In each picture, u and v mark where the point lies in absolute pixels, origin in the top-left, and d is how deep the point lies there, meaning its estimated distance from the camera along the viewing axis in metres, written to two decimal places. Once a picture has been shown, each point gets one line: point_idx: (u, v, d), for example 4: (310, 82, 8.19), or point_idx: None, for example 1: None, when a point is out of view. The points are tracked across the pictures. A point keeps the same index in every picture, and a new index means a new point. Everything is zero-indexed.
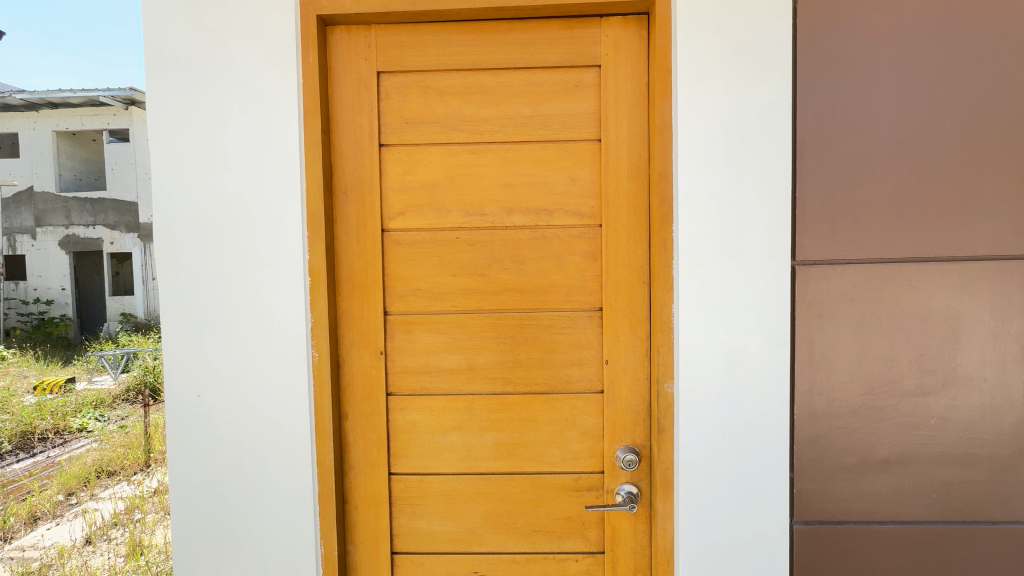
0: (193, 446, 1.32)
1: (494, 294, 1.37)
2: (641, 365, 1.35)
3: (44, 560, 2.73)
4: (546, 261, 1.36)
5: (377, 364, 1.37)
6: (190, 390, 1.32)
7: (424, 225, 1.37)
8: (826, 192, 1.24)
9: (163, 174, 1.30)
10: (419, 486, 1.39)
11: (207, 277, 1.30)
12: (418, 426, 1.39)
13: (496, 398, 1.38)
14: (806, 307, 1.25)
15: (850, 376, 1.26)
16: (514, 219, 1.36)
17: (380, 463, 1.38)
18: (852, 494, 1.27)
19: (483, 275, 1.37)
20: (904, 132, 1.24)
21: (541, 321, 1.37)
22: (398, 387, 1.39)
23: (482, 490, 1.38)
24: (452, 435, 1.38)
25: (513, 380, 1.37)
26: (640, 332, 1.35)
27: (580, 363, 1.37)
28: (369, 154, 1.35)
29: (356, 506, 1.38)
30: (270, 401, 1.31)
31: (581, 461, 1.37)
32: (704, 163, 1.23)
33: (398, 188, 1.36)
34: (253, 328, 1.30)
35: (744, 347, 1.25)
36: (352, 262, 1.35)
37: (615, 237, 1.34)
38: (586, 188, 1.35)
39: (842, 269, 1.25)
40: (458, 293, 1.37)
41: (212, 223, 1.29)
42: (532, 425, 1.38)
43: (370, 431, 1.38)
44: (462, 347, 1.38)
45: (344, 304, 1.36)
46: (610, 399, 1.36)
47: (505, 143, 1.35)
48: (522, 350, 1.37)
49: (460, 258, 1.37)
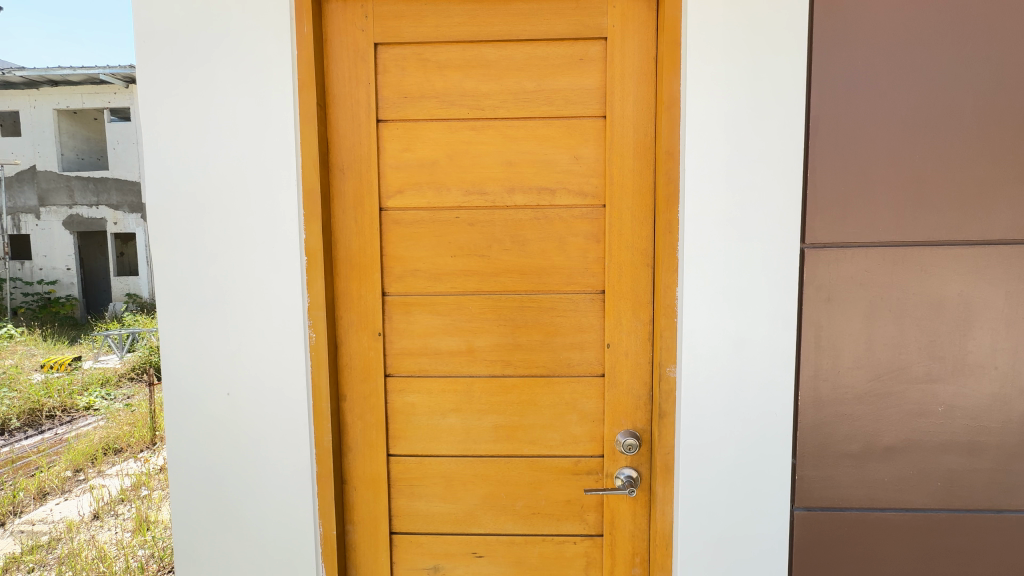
0: (193, 428, 1.32)
1: (495, 275, 1.34)
2: (643, 349, 1.33)
3: (53, 534, 2.82)
4: (548, 241, 1.33)
5: (375, 345, 1.35)
6: (189, 371, 1.30)
7: (423, 204, 1.33)
8: (839, 172, 1.20)
9: (156, 149, 1.26)
10: (418, 467, 1.39)
11: (202, 256, 1.27)
12: (417, 408, 1.38)
13: (496, 380, 1.36)
14: (813, 292, 1.22)
15: (857, 362, 1.23)
16: (515, 198, 1.32)
17: (379, 444, 1.38)
18: (855, 480, 1.26)
19: (484, 256, 1.34)
20: (922, 111, 1.18)
21: (542, 303, 1.34)
22: (396, 369, 1.37)
23: (482, 472, 1.38)
24: (452, 417, 1.37)
25: (513, 363, 1.36)
26: (643, 316, 1.32)
27: (581, 347, 1.34)
28: (367, 130, 1.30)
29: (355, 486, 1.38)
30: (268, 382, 1.30)
31: (581, 445, 1.36)
32: (714, 141, 1.19)
33: (396, 165, 1.32)
34: (250, 308, 1.28)
35: (750, 332, 1.23)
36: (350, 241, 1.33)
37: (620, 218, 1.30)
38: (589, 167, 1.31)
39: (853, 252, 1.21)
40: (458, 274, 1.34)
41: (206, 200, 1.26)
42: (532, 408, 1.36)
43: (369, 413, 1.37)
44: (461, 329, 1.35)
45: (341, 284, 1.33)
46: (611, 382, 1.34)
47: (507, 119, 1.31)
48: (523, 333, 1.35)
49: (460, 238, 1.33)
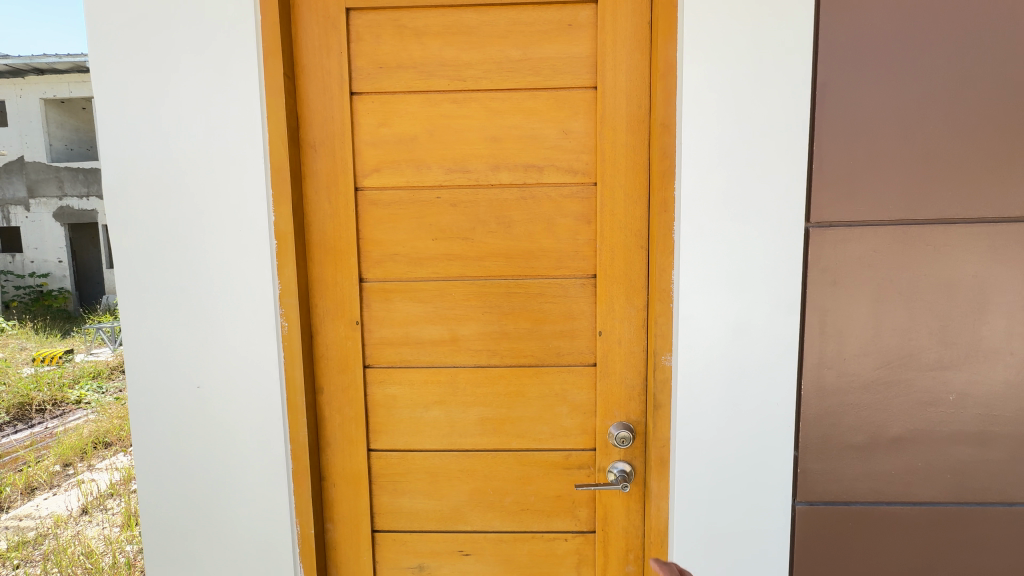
0: (159, 422, 1.24)
1: (479, 260, 1.26)
2: (637, 337, 1.25)
3: (39, 530, 2.76)
4: (536, 222, 1.24)
5: (353, 335, 1.28)
6: (155, 364, 1.22)
7: (401, 183, 1.24)
8: (847, 146, 1.11)
9: (112, 125, 1.17)
10: (400, 462, 1.32)
11: (165, 240, 1.19)
12: (398, 400, 1.30)
13: (482, 371, 1.28)
14: (819, 274, 1.14)
15: (864, 349, 1.16)
16: (500, 176, 1.23)
17: (359, 439, 1.30)
18: (860, 473, 1.19)
19: (467, 239, 1.25)
20: (937, 78, 1.10)
21: (530, 288, 1.26)
22: (376, 360, 1.30)
23: (467, 467, 1.31)
24: (435, 410, 1.30)
25: (499, 353, 1.28)
26: (637, 302, 1.24)
27: (571, 335, 1.27)
28: (340, 103, 1.21)
29: (334, 483, 1.31)
30: (238, 374, 1.22)
31: (571, 439, 1.29)
32: (713, 111, 1.10)
33: (372, 142, 1.23)
34: (218, 297, 1.20)
35: (750, 318, 1.15)
36: (324, 224, 1.24)
37: (612, 197, 1.21)
38: (579, 142, 1.22)
39: (861, 231, 1.13)
40: (440, 258, 1.26)
41: (167, 180, 1.17)
42: (520, 399, 1.29)
43: (347, 406, 1.30)
44: (444, 317, 1.28)
45: (315, 271, 1.25)
46: (603, 372, 1.26)
47: (490, 91, 1.21)
48: (509, 321, 1.27)
49: (442, 220, 1.25)
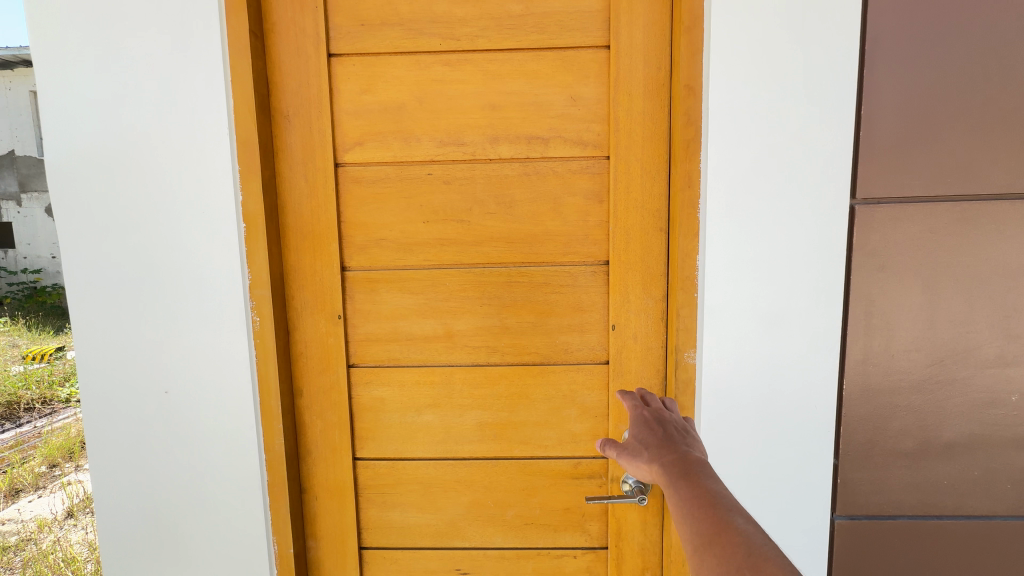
0: (116, 430, 1.10)
1: (476, 245, 1.11)
2: (656, 331, 1.11)
3: (21, 534, 2.61)
4: (540, 202, 1.10)
5: (334, 331, 1.13)
6: (111, 364, 1.08)
7: (388, 159, 1.09)
8: (900, 110, 0.97)
9: (55, 93, 1.02)
10: (389, 472, 1.18)
11: (120, 225, 1.05)
12: (387, 404, 1.16)
13: (480, 370, 1.14)
14: (865, 259, 0.99)
15: (915, 343, 1.02)
16: (500, 150, 1.08)
17: (343, 447, 1.16)
18: (908, 484, 1.05)
19: (463, 221, 1.11)
20: (1004, 31, 0.95)
21: (534, 277, 1.12)
22: (361, 358, 1.16)
23: (465, 478, 1.17)
24: (428, 414, 1.16)
25: (500, 350, 1.14)
26: (655, 292, 1.09)
27: (581, 330, 1.12)
28: (316, 67, 1.06)
29: (316, 496, 1.18)
30: (205, 376, 1.08)
31: (581, 445, 1.15)
32: (745, 70, 0.95)
33: (354, 111, 1.08)
34: (179, 288, 1.06)
35: (785, 309, 1.01)
36: (300, 205, 1.09)
37: (627, 173, 1.07)
38: (589, 110, 1.07)
39: (914, 209, 0.99)
40: (432, 243, 1.12)
41: (120, 156, 1.03)
42: (523, 402, 1.15)
43: (330, 411, 1.16)
44: (438, 310, 1.13)
45: (291, 258, 1.11)
46: (616, 371, 1.12)
47: (488, 52, 1.06)
48: (511, 314, 1.13)
49: (434, 200, 1.10)
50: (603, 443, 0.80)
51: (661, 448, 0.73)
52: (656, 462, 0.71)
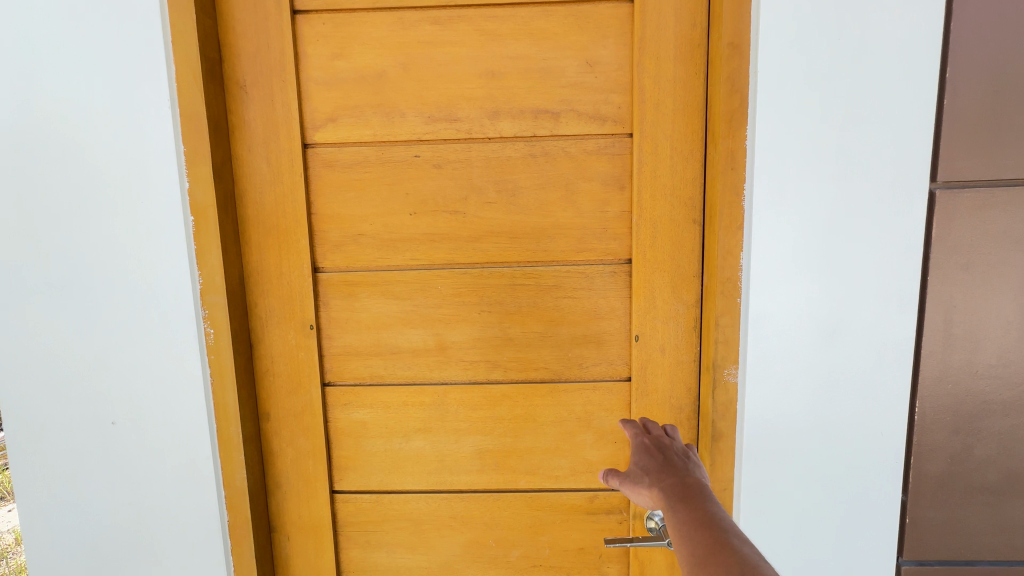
0: (47, 463, 0.92)
1: (473, 241, 0.93)
2: (687, 343, 0.93)
3: None
4: (550, 189, 0.92)
5: (306, 344, 0.96)
6: (37, 386, 0.91)
7: (366, 138, 0.91)
8: (996, 71, 0.78)
9: None
10: (374, 508, 1.01)
11: (42, 219, 0.87)
12: (369, 428, 0.99)
13: (479, 389, 0.97)
14: (947, 256, 0.82)
15: (1003, 357, 0.84)
16: (501, 127, 0.90)
17: (319, 479, 0.99)
18: (992, 525, 0.88)
19: (457, 213, 0.93)
20: None
21: (542, 279, 0.94)
22: (339, 376, 0.98)
23: (462, 514, 1.00)
24: (418, 440, 0.99)
25: (502, 365, 0.96)
26: (687, 296, 0.92)
27: (598, 341, 0.95)
28: (277, 26, 0.88)
29: (288, 536, 1.01)
30: (152, 399, 0.91)
31: (598, 476, 0.98)
32: (803, 24, 0.77)
33: (325, 81, 0.90)
34: (117, 295, 0.88)
35: (848, 317, 0.83)
36: (262, 195, 0.91)
37: (654, 153, 0.89)
38: (608, 78, 0.89)
39: (1009, 194, 0.80)
40: (420, 240, 0.94)
41: (41, 135, 0.85)
42: (530, 426, 0.98)
43: (302, 437, 0.98)
44: (428, 319, 0.96)
45: (253, 258, 0.93)
46: (640, 390, 0.95)
47: (486, 7, 0.88)
48: (515, 322, 0.95)
49: (422, 187, 0.92)
50: (607, 473, 0.67)
51: (666, 475, 0.62)
52: (660, 491, 0.60)
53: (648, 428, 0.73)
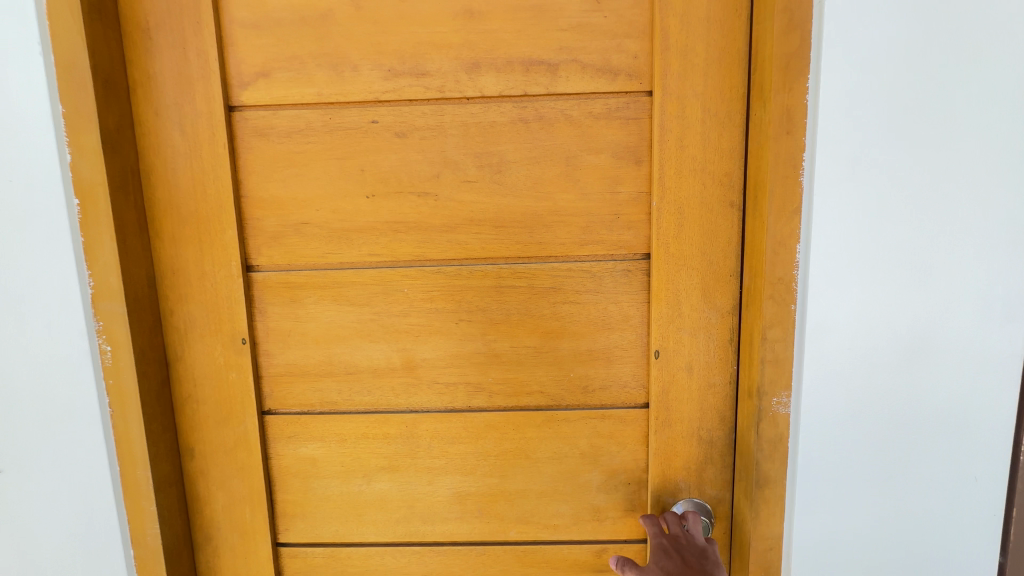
0: None
1: (448, 232, 0.73)
2: (721, 360, 0.73)
3: None
4: (545, 164, 0.71)
5: (237, 363, 0.75)
6: None
7: (308, 98, 0.70)
8: None
9: None
10: (328, 564, 0.81)
11: None
12: (321, 467, 0.79)
13: (457, 419, 0.77)
14: None
15: None
16: (482, 83, 0.70)
17: (258, 531, 0.79)
18: None
19: (427, 196, 0.72)
20: None
21: (536, 280, 0.74)
22: (281, 402, 0.78)
23: (438, 571, 0.81)
24: (382, 481, 0.79)
25: (486, 388, 0.77)
26: (721, 301, 0.71)
27: (606, 358, 0.75)
28: None
29: None
30: (30, 437, 0.70)
31: (607, 525, 0.79)
32: None
33: (252, 24, 0.69)
34: None
35: (937, 329, 0.63)
36: (175, 173, 0.71)
37: (680, 117, 0.68)
38: (621, 17, 0.68)
39: None
40: (380, 230, 0.73)
41: None
42: (521, 464, 0.78)
43: (236, 479, 0.78)
44: (392, 330, 0.75)
45: (167, 255, 0.73)
46: (661, 420, 0.75)
47: None
48: (502, 335, 0.75)
49: (382, 162, 0.72)
50: (619, 559, 0.68)
51: None
52: None
53: (663, 522, 0.72)
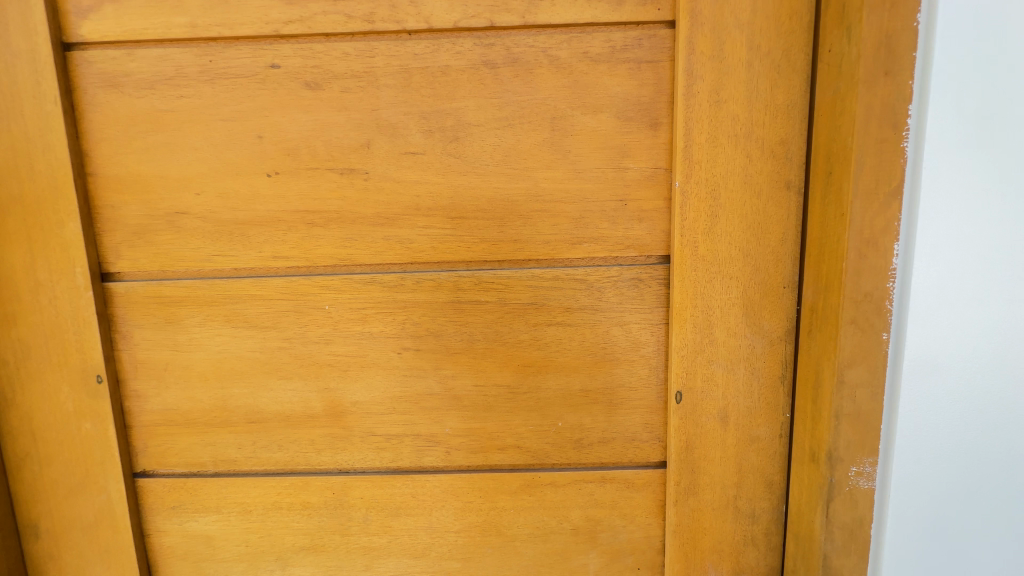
0: None
1: (385, 226, 0.52)
2: (768, 405, 0.52)
3: None
4: (521, 129, 0.50)
5: (91, 409, 0.54)
6: None
7: (176, 30, 0.49)
8: None
9: None
10: None
11: None
12: (218, 547, 0.58)
13: (403, 483, 0.56)
14: None
15: None
16: (429, 9, 0.48)
17: None
18: None
19: (353, 175, 0.51)
20: None
21: (509, 294, 0.52)
22: (159, 461, 0.56)
23: None
24: (302, 566, 0.58)
25: (441, 442, 0.55)
26: (769, 324, 0.50)
27: (607, 401, 0.54)
28: None
29: None
30: None
31: None
32: None
33: None
34: None
35: None
36: None
37: (715, 58, 0.47)
38: None
39: None
40: (289, 223, 0.52)
41: None
42: (491, 544, 0.57)
43: (97, 567, 0.57)
44: (310, 364, 0.54)
45: None
46: (683, 486, 0.54)
47: None
48: (463, 369, 0.54)
49: (288, 126, 0.50)
50: None
51: None
52: None
53: None
